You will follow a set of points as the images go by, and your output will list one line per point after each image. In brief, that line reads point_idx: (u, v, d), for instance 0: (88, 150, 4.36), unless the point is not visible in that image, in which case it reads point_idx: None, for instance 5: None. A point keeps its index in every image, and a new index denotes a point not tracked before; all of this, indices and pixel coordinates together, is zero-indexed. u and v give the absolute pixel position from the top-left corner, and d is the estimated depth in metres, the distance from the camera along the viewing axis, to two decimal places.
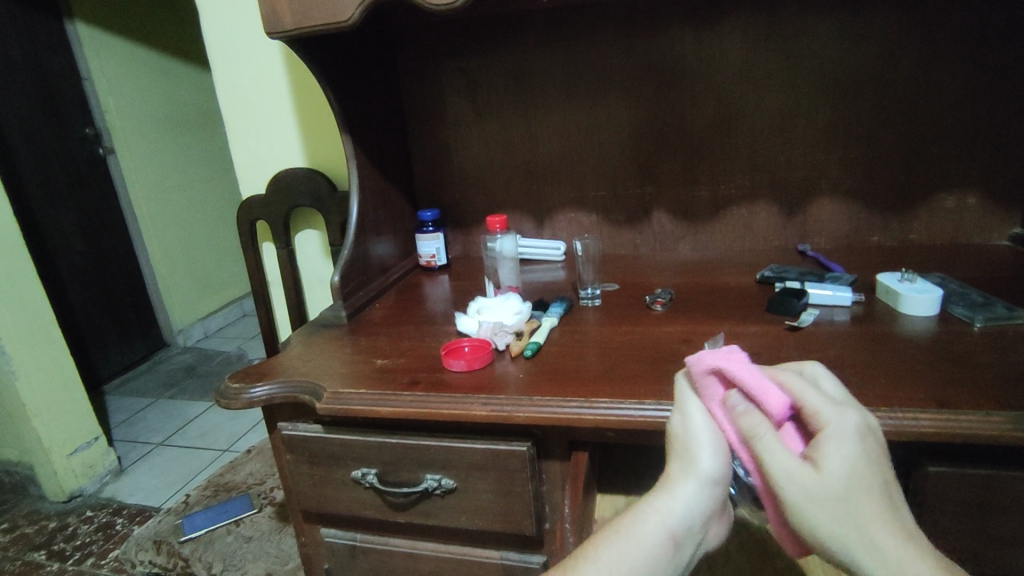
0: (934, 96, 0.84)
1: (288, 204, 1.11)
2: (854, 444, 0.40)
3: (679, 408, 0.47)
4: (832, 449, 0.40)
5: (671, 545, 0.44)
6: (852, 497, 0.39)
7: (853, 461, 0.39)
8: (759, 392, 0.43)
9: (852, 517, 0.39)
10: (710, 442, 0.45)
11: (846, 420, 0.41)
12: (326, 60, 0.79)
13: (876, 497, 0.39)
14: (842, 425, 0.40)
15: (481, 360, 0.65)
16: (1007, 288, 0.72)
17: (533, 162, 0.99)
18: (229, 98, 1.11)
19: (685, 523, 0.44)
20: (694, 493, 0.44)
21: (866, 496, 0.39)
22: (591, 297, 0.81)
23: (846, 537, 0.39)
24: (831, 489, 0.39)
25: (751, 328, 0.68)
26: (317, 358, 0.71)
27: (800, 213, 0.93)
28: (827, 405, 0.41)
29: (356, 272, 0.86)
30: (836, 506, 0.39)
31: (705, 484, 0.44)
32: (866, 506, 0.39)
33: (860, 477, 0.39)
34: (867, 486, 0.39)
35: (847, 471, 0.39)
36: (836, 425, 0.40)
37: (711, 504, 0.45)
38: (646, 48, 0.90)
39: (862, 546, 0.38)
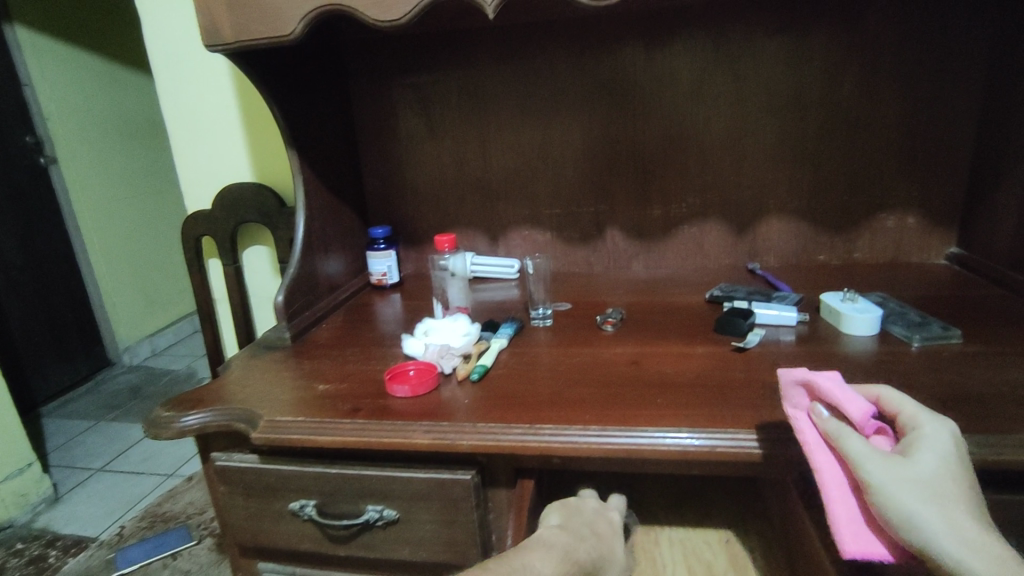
0: (873, 120, 0.86)
1: (234, 220, 1.07)
2: (946, 446, 0.42)
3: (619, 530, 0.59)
4: (926, 445, 0.41)
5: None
6: (947, 487, 0.39)
7: (946, 458, 0.41)
8: (844, 401, 0.45)
9: (948, 503, 0.38)
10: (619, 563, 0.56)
11: (936, 427, 0.43)
12: (270, 74, 0.76)
13: (968, 495, 0.40)
14: (933, 429, 0.43)
15: (425, 385, 0.63)
16: (943, 307, 0.74)
17: (487, 180, 0.98)
18: (172, 110, 1.07)
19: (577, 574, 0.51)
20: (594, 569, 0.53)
21: (960, 492, 0.39)
22: (542, 317, 0.80)
23: (944, 523, 0.38)
24: (928, 479, 0.39)
25: (698, 349, 0.68)
26: (255, 383, 0.68)
27: (749, 232, 0.94)
28: (916, 415, 0.44)
29: (302, 291, 0.83)
30: (933, 493, 0.39)
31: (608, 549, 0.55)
32: (962, 498, 0.39)
33: (952, 473, 0.40)
34: (961, 482, 0.40)
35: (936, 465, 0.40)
36: (928, 429, 0.43)
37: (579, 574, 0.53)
38: (596, 68, 0.90)
39: (959, 534, 0.37)
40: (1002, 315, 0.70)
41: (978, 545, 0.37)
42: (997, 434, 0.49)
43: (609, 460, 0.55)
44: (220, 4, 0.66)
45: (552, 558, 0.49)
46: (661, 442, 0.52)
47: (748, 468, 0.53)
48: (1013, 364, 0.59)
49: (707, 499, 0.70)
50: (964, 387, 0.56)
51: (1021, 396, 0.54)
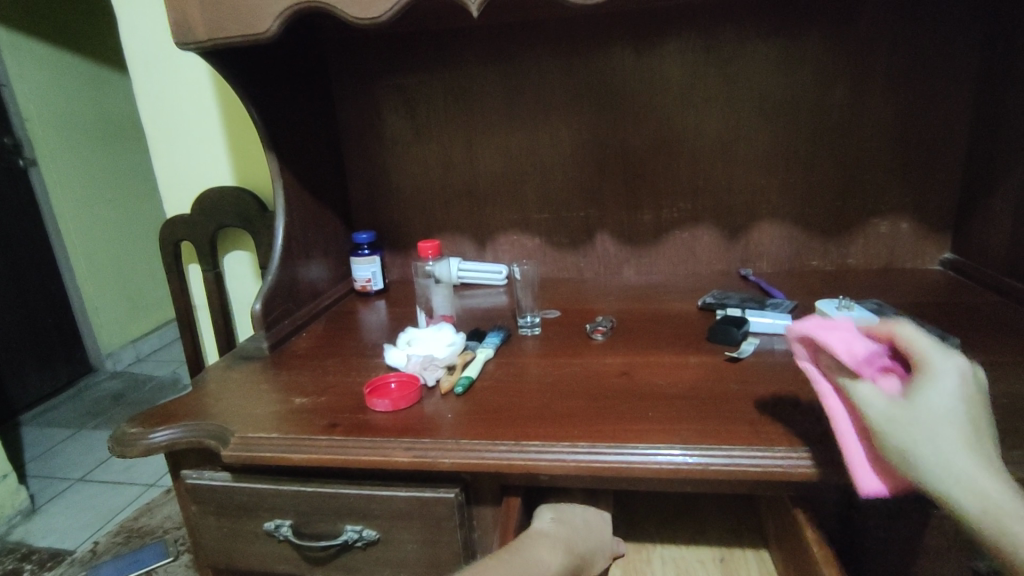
0: (866, 124, 0.85)
1: (214, 225, 1.04)
2: (957, 377, 0.39)
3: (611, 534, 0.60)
4: (935, 381, 0.38)
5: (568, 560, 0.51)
6: (954, 425, 0.37)
7: (954, 391, 0.38)
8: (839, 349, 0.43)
9: (953, 442, 0.37)
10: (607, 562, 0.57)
11: (948, 357, 0.40)
12: (246, 75, 0.74)
13: (976, 428, 0.38)
14: (944, 359, 0.39)
15: (407, 399, 0.60)
16: (939, 315, 0.72)
17: (473, 184, 0.96)
18: (149, 111, 1.04)
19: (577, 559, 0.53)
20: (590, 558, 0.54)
21: (969, 427, 0.38)
22: (530, 325, 0.78)
23: (949, 464, 0.37)
24: (933, 418, 0.38)
25: (690, 360, 0.66)
26: (229, 396, 0.65)
27: (741, 237, 0.92)
28: (927, 346, 0.40)
29: (281, 299, 0.81)
30: (938, 434, 0.37)
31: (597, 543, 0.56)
32: (970, 434, 0.38)
33: (961, 407, 0.38)
34: (970, 415, 0.38)
35: (941, 407, 0.38)
36: (940, 360, 0.39)
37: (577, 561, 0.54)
38: (586, 69, 0.88)
39: (965, 474, 0.36)
40: (1001, 323, 0.69)
41: (984, 484, 0.36)
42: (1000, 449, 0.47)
43: (598, 478, 0.53)
44: (192, 2, 0.64)
45: (556, 552, 0.51)
46: (652, 458, 0.50)
47: (743, 484, 0.51)
48: (1013, 375, 0.58)
49: (700, 514, 0.67)
50: None
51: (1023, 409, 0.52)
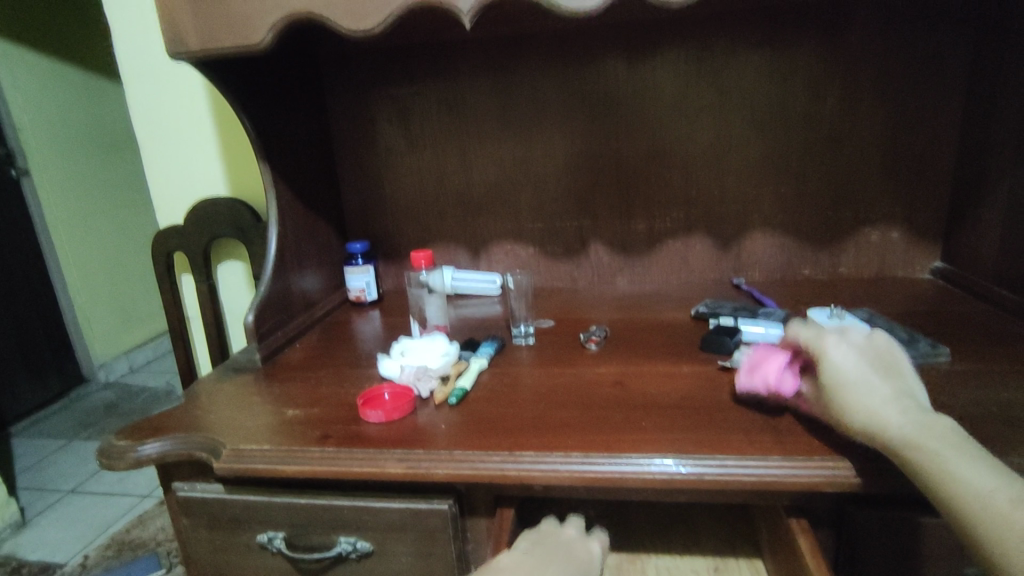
0: (855, 135, 0.86)
1: (207, 235, 1.04)
2: (846, 347, 0.51)
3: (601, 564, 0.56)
4: (824, 352, 0.51)
5: None
6: (853, 378, 0.49)
7: (842, 354, 0.50)
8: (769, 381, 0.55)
9: (854, 391, 0.48)
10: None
11: (836, 335, 0.52)
12: (240, 86, 0.74)
13: (876, 376, 0.49)
14: (829, 336, 0.52)
15: (401, 409, 0.60)
16: (930, 324, 0.73)
17: (467, 194, 0.96)
18: (143, 122, 1.04)
19: None
20: None
21: (863, 379, 0.48)
22: (524, 335, 0.78)
23: (856, 407, 0.47)
24: (831, 380, 0.49)
25: (683, 369, 0.66)
26: (221, 408, 0.65)
27: (734, 247, 0.93)
28: (810, 332, 0.54)
29: (274, 309, 0.80)
30: (837, 387, 0.49)
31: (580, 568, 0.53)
32: (869, 382, 0.48)
33: (850, 364, 0.49)
34: (865, 368, 0.49)
35: (829, 374, 0.50)
36: (827, 337, 0.52)
37: None
38: (578, 80, 0.89)
39: (869, 410, 0.46)
40: (989, 332, 0.69)
41: (884, 415, 0.45)
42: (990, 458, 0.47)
43: (592, 489, 0.52)
44: (185, 13, 0.64)
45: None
46: (646, 468, 0.50)
47: (735, 494, 0.51)
48: (1003, 383, 0.58)
49: (694, 524, 0.67)
50: (955, 408, 0.54)
51: (1011, 417, 0.52)
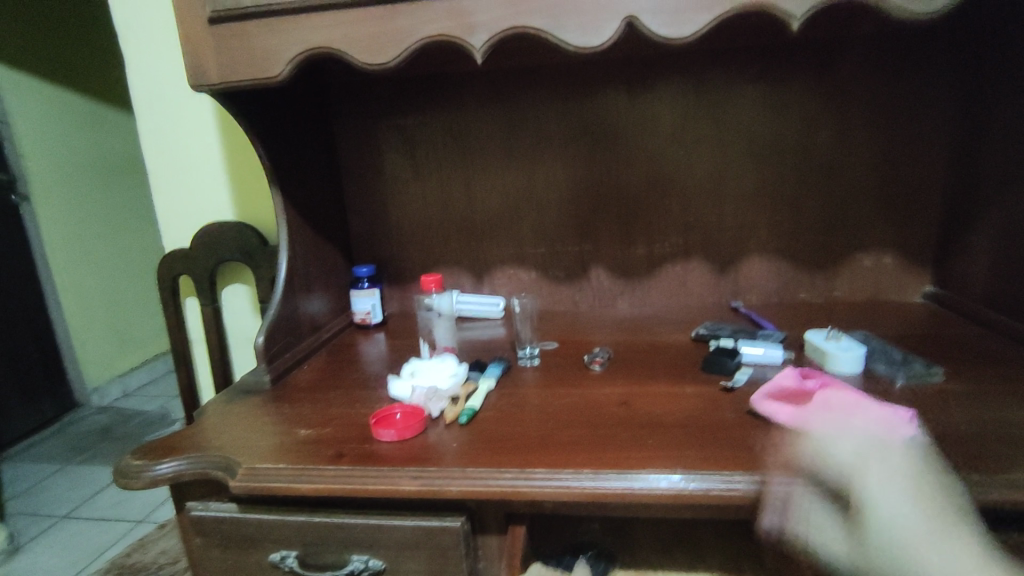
0: (846, 164, 0.89)
1: (214, 259, 1.05)
2: (889, 484, 0.46)
3: None
4: (866, 487, 0.46)
5: None
6: (911, 534, 0.44)
7: (891, 499, 0.45)
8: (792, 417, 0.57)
9: (916, 555, 0.43)
10: None
11: (871, 459, 0.47)
12: (255, 115, 0.76)
13: (931, 526, 0.44)
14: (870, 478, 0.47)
15: (412, 428, 0.61)
16: (923, 345, 0.75)
17: (472, 219, 0.99)
18: (153, 149, 1.07)
19: None
20: None
21: (920, 532, 0.44)
22: (529, 357, 0.79)
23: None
24: (887, 538, 0.44)
25: (687, 389, 0.68)
26: (233, 429, 0.66)
27: (731, 271, 0.96)
28: (851, 457, 0.48)
29: (283, 331, 0.82)
30: (899, 551, 0.44)
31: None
32: (942, 539, 0.43)
33: (901, 509, 0.45)
34: (917, 515, 0.44)
35: (880, 529, 0.45)
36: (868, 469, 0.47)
37: None
38: (579, 111, 0.92)
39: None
40: (981, 354, 0.72)
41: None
42: (988, 475, 0.49)
43: (602, 505, 0.54)
44: (206, 45, 0.67)
45: None
46: (655, 484, 0.51)
47: (743, 510, 0.52)
48: (997, 403, 0.60)
49: (700, 542, 0.69)
50: (952, 427, 0.56)
51: (1005, 435, 0.55)
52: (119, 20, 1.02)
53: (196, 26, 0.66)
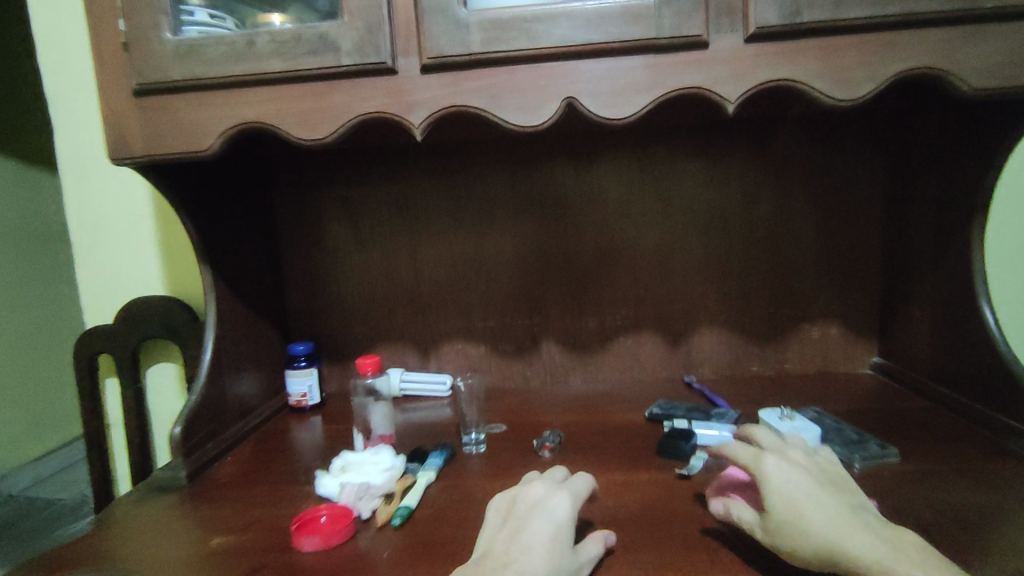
0: (787, 238, 0.91)
1: (136, 336, 0.97)
2: (801, 493, 0.48)
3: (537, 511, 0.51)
4: None
5: (556, 539, 0.49)
6: (807, 503, 0.47)
7: (790, 483, 0.49)
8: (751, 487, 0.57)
9: (819, 518, 0.46)
10: (549, 504, 0.52)
11: None
12: (185, 188, 0.72)
13: (827, 501, 0.48)
14: (768, 454, 0.51)
15: (340, 534, 0.55)
16: (875, 422, 0.74)
17: (418, 292, 0.95)
18: (78, 219, 1.00)
19: (553, 521, 0.50)
20: (560, 505, 0.52)
21: (830, 515, 0.46)
22: (474, 443, 0.74)
23: (821, 530, 0.45)
24: (799, 512, 0.47)
25: (641, 477, 0.64)
26: (137, 538, 0.58)
27: (683, 344, 0.94)
28: (747, 452, 0.52)
29: (205, 418, 0.74)
30: (809, 519, 0.46)
31: (557, 551, 0.48)
32: (822, 500, 0.47)
33: (796, 488, 0.48)
34: (813, 491, 0.48)
35: (812, 514, 0.46)
36: (766, 455, 0.51)
37: (543, 537, 0.48)
38: (527, 184, 0.92)
39: (835, 535, 0.45)
40: (932, 430, 0.71)
41: (853, 547, 0.44)
42: None
43: None
44: (132, 116, 0.63)
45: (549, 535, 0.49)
46: None
47: None
48: (952, 485, 0.59)
49: None
50: (912, 515, 0.54)
51: (965, 521, 0.53)
52: (50, 90, 0.97)
53: (120, 98, 0.63)
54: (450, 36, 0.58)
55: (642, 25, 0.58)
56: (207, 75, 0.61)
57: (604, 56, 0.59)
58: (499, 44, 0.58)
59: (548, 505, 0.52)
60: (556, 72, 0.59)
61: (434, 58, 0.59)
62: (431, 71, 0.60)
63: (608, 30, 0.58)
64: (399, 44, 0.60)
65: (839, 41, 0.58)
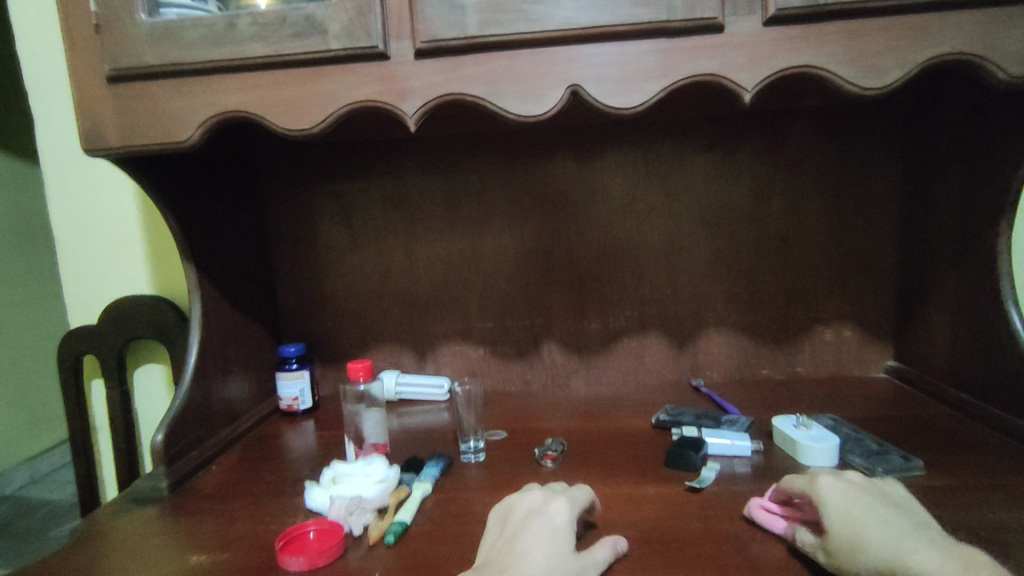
0: (800, 236, 0.87)
1: (123, 337, 0.94)
2: (858, 510, 0.47)
3: (543, 518, 0.51)
4: None
5: (555, 543, 0.48)
6: (864, 517, 0.46)
7: (846, 500, 0.48)
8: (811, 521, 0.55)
9: (876, 531, 0.45)
10: (550, 511, 0.51)
11: None
12: (166, 182, 0.68)
13: (886, 515, 0.46)
14: (823, 474, 0.51)
15: (327, 553, 0.51)
16: (895, 430, 0.70)
17: (414, 292, 0.91)
18: (60, 215, 0.96)
19: (553, 526, 0.50)
20: (557, 511, 0.51)
21: (890, 528, 0.45)
22: (473, 452, 0.70)
23: (884, 544, 0.44)
24: (857, 526, 0.45)
25: (649, 491, 0.60)
26: (109, 556, 0.54)
27: (690, 346, 0.90)
28: (801, 479, 0.52)
29: (189, 424, 0.71)
30: (869, 532, 0.45)
31: (554, 552, 0.47)
32: (882, 515, 0.46)
33: (852, 505, 0.47)
34: (869, 507, 0.47)
35: (870, 528, 0.45)
36: (819, 477, 0.51)
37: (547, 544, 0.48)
38: (529, 178, 0.88)
39: (898, 545, 0.43)
40: (955, 439, 0.67)
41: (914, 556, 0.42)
42: None
43: None
44: (106, 105, 0.59)
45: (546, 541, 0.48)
46: None
47: None
48: (982, 501, 0.55)
49: None
50: None
51: (1000, 541, 0.49)
52: (31, 79, 0.93)
53: (93, 85, 0.59)
54: (446, 19, 0.54)
55: (653, 7, 0.54)
56: (184, 60, 0.57)
57: (611, 40, 0.55)
58: (499, 27, 0.54)
59: (547, 510, 0.51)
60: (559, 58, 0.55)
61: (428, 42, 0.55)
62: (426, 56, 0.56)
63: (616, 13, 0.54)
64: (391, 27, 0.56)
65: (865, 24, 0.54)
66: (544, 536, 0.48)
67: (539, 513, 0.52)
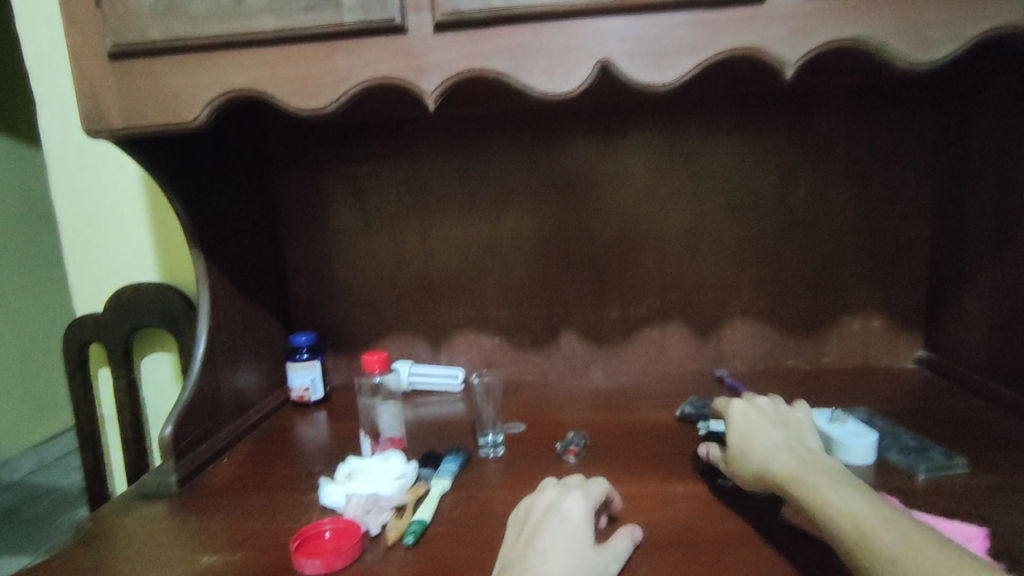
0: (829, 221, 0.83)
1: (130, 326, 0.91)
2: (754, 426, 0.54)
3: (553, 511, 0.49)
4: None
5: (580, 543, 0.46)
6: (755, 432, 0.53)
7: (745, 418, 0.55)
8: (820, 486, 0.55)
9: (757, 443, 0.52)
10: (564, 504, 0.49)
11: None
12: (171, 164, 0.66)
13: (774, 431, 0.53)
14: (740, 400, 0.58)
15: (344, 556, 0.48)
16: (931, 424, 0.67)
17: (427, 278, 0.89)
18: (64, 200, 0.94)
19: (567, 518, 0.48)
20: (575, 506, 0.49)
21: (771, 441, 0.52)
22: (491, 446, 0.68)
23: (758, 452, 0.51)
24: (744, 440, 0.53)
25: (678, 488, 0.57)
26: (118, 556, 0.52)
27: (712, 336, 0.87)
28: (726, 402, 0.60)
29: (199, 417, 0.68)
30: (750, 443, 0.52)
31: (576, 550, 0.45)
32: (766, 430, 0.53)
33: (749, 423, 0.54)
34: (763, 425, 0.54)
35: (754, 441, 0.52)
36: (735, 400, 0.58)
37: (561, 542, 0.45)
38: (546, 161, 0.84)
39: (766, 455, 0.50)
40: (996, 434, 0.64)
41: (775, 461, 0.49)
42: None
43: None
44: (106, 82, 0.56)
45: (560, 538, 0.46)
46: None
47: None
48: None
49: None
50: (992, 538, 0.47)
51: None
52: (32, 58, 0.90)
53: (93, 60, 0.56)
54: None
55: None
56: (188, 35, 0.54)
57: (643, 11, 0.51)
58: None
59: (561, 502, 0.49)
60: (588, 30, 0.52)
61: (448, 14, 0.52)
62: (445, 30, 0.53)
63: None
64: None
65: None
66: (550, 525, 0.47)
67: (550, 507, 0.49)
